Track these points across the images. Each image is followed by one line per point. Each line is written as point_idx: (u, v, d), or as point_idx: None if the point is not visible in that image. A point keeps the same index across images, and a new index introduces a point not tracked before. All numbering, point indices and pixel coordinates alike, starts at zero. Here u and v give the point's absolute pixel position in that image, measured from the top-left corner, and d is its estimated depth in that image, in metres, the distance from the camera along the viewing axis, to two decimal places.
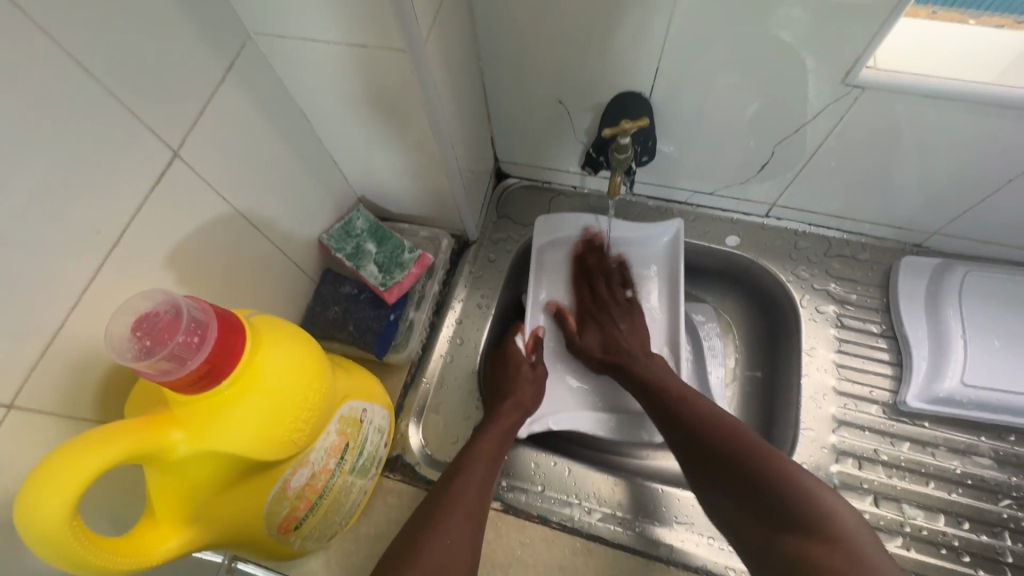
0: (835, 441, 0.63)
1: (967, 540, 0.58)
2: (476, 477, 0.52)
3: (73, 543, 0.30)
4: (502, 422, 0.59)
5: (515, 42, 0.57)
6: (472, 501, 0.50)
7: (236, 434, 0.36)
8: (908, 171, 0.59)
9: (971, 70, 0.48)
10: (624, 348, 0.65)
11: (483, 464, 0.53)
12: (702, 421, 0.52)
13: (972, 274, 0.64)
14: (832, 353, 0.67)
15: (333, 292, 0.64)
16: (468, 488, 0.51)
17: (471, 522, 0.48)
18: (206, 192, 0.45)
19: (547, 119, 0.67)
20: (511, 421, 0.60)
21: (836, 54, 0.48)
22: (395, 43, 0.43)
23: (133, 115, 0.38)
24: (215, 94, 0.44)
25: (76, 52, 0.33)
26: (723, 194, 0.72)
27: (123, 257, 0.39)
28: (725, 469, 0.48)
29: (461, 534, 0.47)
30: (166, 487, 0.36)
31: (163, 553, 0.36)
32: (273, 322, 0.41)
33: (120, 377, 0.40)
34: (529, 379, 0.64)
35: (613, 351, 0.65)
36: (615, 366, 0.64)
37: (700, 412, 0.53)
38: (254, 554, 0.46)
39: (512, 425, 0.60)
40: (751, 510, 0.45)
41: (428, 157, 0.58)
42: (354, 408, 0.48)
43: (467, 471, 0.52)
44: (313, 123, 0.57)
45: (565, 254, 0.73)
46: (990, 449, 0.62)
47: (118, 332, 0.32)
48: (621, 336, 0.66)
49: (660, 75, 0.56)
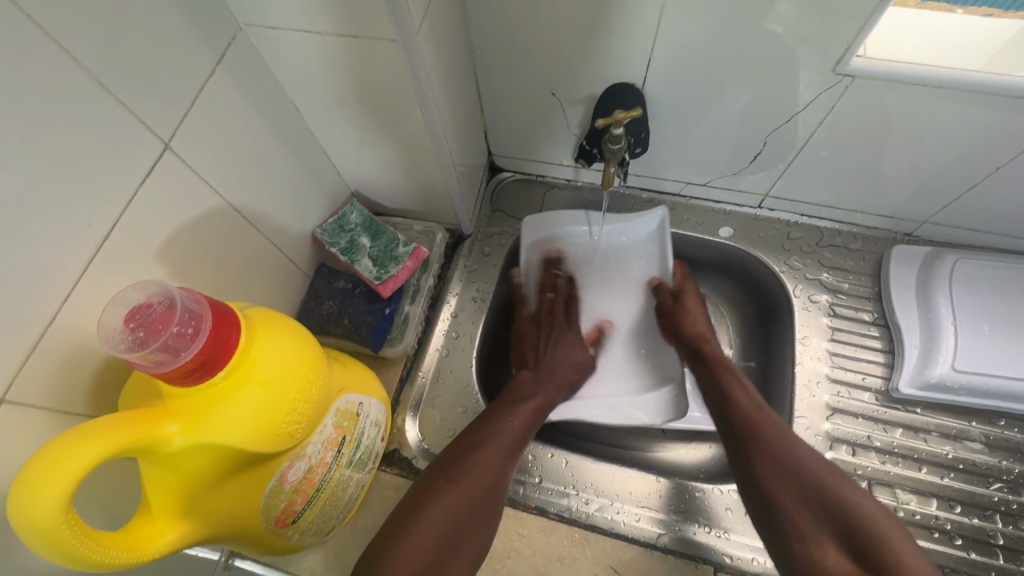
0: (829, 428, 0.64)
1: (959, 524, 0.59)
2: (500, 450, 0.51)
3: (67, 536, 0.30)
4: (558, 380, 0.63)
5: (508, 33, 0.57)
6: (492, 474, 0.49)
7: (232, 426, 0.36)
8: (899, 160, 0.60)
9: (959, 58, 0.48)
10: (693, 334, 0.65)
11: (507, 439, 0.52)
12: (756, 419, 0.52)
13: (963, 261, 0.65)
14: (825, 341, 0.68)
15: (328, 287, 0.64)
16: (494, 461, 0.50)
17: (492, 497, 0.48)
18: (198, 186, 0.45)
19: (540, 112, 0.67)
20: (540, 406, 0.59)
21: (827, 44, 0.49)
22: (387, 34, 0.43)
23: (122, 107, 0.37)
24: (205, 87, 0.44)
25: (64, 42, 0.33)
26: (717, 185, 0.72)
27: (115, 250, 0.39)
28: (776, 468, 0.48)
29: (480, 505, 0.46)
30: (162, 480, 0.36)
31: (159, 547, 0.36)
32: (268, 315, 0.40)
33: (113, 371, 0.40)
34: (569, 339, 0.67)
35: (685, 335, 0.65)
36: (690, 347, 0.64)
37: (756, 411, 0.53)
38: (252, 549, 0.46)
39: (540, 407, 0.59)
40: (804, 514, 0.45)
41: (422, 150, 0.58)
42: (350, 401, 0.48)
43: (491, 442, 0.51)
44: (306, 116, 0.56)
45: (583, 250, 0.72)
46: (981, 433, 0.63)
47: (111, 324, 0.32)
48: (692, 323, 0.66)
49: (653, 66, 0.56)
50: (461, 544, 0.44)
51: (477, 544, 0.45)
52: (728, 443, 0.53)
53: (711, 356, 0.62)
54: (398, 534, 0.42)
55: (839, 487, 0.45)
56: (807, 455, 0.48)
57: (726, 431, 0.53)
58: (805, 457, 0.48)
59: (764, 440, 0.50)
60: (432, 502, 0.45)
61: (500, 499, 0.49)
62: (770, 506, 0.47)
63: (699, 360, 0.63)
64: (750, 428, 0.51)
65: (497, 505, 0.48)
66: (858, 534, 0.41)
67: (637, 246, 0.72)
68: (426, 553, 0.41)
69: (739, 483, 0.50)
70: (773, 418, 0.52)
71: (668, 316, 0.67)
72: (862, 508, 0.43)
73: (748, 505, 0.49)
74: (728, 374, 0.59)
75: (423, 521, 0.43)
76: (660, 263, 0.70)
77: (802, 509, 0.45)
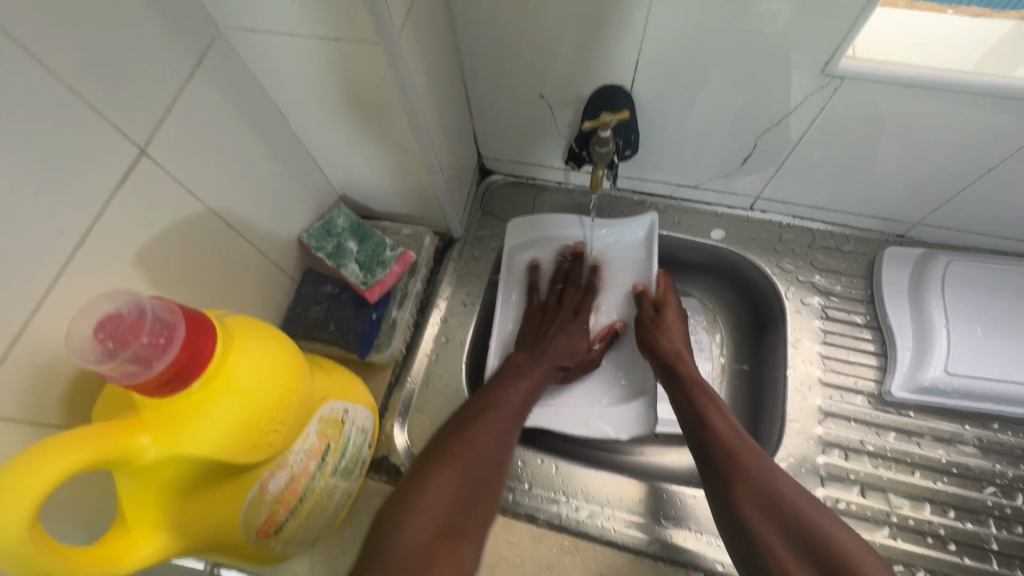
0: (821, 432, 0.63)
1: (952, 529, 0.59)
2: (496, 428, 0.54)
3: (33, 552, 0.29)
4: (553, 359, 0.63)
5: (494, 35, 0.56)
6: (492, 448, 0.52)
7: (207, 437, 0.35)
8: (891, 162, 0.59)
9: (949, 59, 0.48)
10: (669, 352, 0.62)
11: (503, 418, 0.55)
12: (734, 445, 0.51)
13: (955, 263, 0.64)
14: (817, 344, 0.67)
15: (314, 292, 0.63)
16: (491, 437, 0.53)
17: (494, 470, 0.51)
18: (177, 191, 0.44)
19: (529, 114, 0.66)
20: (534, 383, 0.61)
21: (816, 45, 0.48)
22: (368, 36, 0.42)
23: (96, 112, 0.37)
24: (184, 91, 0.43)
25: (33, 47, 0.32)
26: (708, 187, 0.71)
27: (90, 258, 0.38)
28: (753, 499, 0.48)
29: (484, 475, 0.50)
30: (136, 493, 0.35)
31: (134, 562, 0.35)
32: (247, 323, 0.40)
33: (87, 380, 0.39)
34: (574, 329, 0.66)
35: (659, 352, 0.63)
36: (663, 367, 0.62)
37: (734, 436, 0.52)
38: (234, 559, 0.45)
39: (530, 394, 0.60)
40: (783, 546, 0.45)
41: (408, 153, 0.57)
42: (334, 409, 0.47)
43: (488, 420, 0.54)
44: (290, 120, 0.55)
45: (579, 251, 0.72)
46: (974, 437, 0.62)
47: (80, 335, 0.32)
48: (666, 343, 0.63)
49: (641, 68, 0.56)
50: (471, 510, 0.47)
51: (485, 512, 0.48)
52: (705, 470, 0.52)
53: (685, 376, 0.60)
54: (413, 499, 0.46)
55: (816, 519, 0.45)
56: (785, 484, 0.48)
57: (703, 457, 0.53)
58: (782, 487, 0.48)
59: (743, 468, 0.49)
60: (439, 473, 0.48)
61: (501, 474, 0.51)
62: (749, 536, 0.47)
63: (672, 380, 0.61)
64: (728, 455, 0.51)
65: (501, 474, 0.51)
66: (837, 568, 0.42)
67: (624, 253, 0.71)
68: (440, 517, 0.45)
69: (717, 511, 0.50)
70: (750, 444, 0.52)
71: (644, 331, 0.65)
72: (839, 539, 0.44)
73: (726, 534, 0.49)
74: (699, 395, 0.58)
75: (432, 488, 0.47)
76: (644, 271, 0.70)
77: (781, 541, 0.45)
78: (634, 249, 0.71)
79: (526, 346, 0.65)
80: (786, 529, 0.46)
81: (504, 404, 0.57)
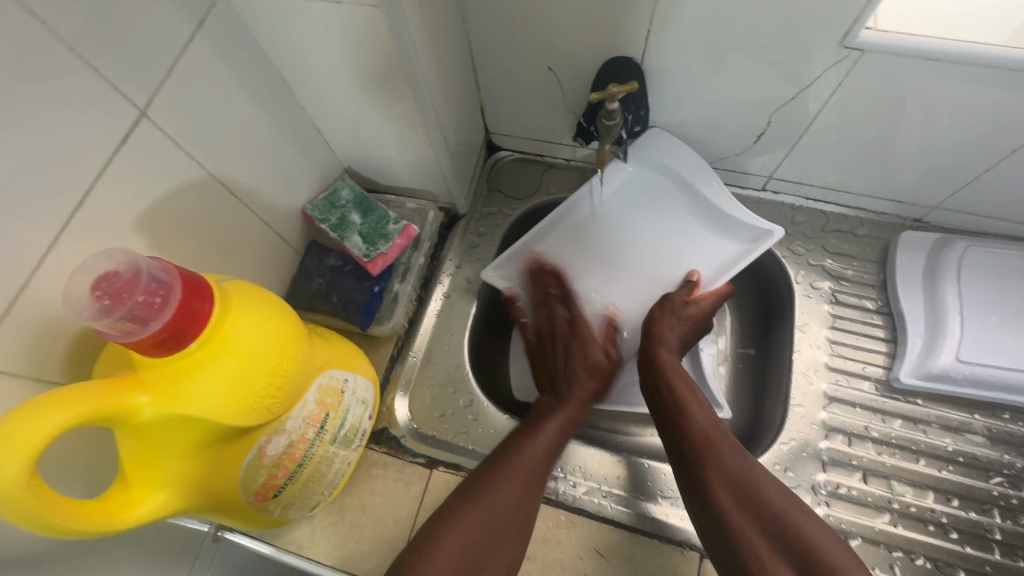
0: (824, 417, 0.63)
1: (955, 517, 0.58)
2: (524, 480, 0.51)
3: (33, 502, 0.30)
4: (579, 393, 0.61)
5: (503, 3, 0.54)
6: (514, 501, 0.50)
7: (204, 398, 0.35)
8: (911, 142, 0.57)
9: (978, 32, 0.45)
10: (651, 333, 0.63)
11: (534, 462, 0.53)
12: (714, 438, 0.51)
13: (972, 249, 0.62)
14: (825, 329, 0.66)
15: (318, 264, 0.63)
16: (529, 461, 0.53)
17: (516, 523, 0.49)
18: (178, 157, 0.44)
19: (537, 88, 0.65)
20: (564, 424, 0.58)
21: (837, 15, 0.46)
22: (369, 0, 0.41)
23: (96, 73, 0.36)
24: (185, 55, 0.42)
25: (30, 3, 0.32)
26: (719, 166, 0.70)
27: (88, 220, 0.38)
28: (731, 490, 0.48)
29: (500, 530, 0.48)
30: (137, 451, 0.36)
31: (135, 518, 0.36)
32: (246, 288, 0.40)
33: (88, 340, 0.39)
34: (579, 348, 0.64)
35: (650, 331, 0.63)
36: (644, 351, 0.62)
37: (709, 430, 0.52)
38: (233, 521, 0.46)
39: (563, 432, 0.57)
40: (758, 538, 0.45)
41: (413, 125, 0.56)
42: (333, 378, 0.48)
43: (516, 467, 0.52)
44: (294, 89, 0.55)
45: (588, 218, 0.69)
46: (983, 426, 0.61)
47: (76, 292, 0.32)
48: (664, 329, 0.63)
49: (654, 39, 0.54)
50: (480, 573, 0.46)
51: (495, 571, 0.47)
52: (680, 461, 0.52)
53: (663, 363, 0.60)
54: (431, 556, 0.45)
55: (789, 513, 0.46)
56: (766, 481, 0.48)
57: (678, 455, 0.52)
58: (759, 479, 0.48)
59: (719, 464, 0.49)
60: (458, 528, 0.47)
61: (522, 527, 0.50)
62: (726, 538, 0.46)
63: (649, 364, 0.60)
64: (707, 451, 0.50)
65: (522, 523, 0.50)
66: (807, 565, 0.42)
67: (700, 246, 0.68)
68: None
69: (690, 502, 0.50)
70: (733, 441, 0.51)
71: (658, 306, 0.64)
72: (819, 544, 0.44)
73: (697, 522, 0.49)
74: (681, 383, 0.57)
75: (449, 547, 0.46)
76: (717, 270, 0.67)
77: (759, 540, 0.45)
78: (713, 246, 0.68)
79: (547, 390, 0.63)
80: (766, 530, 0.45)
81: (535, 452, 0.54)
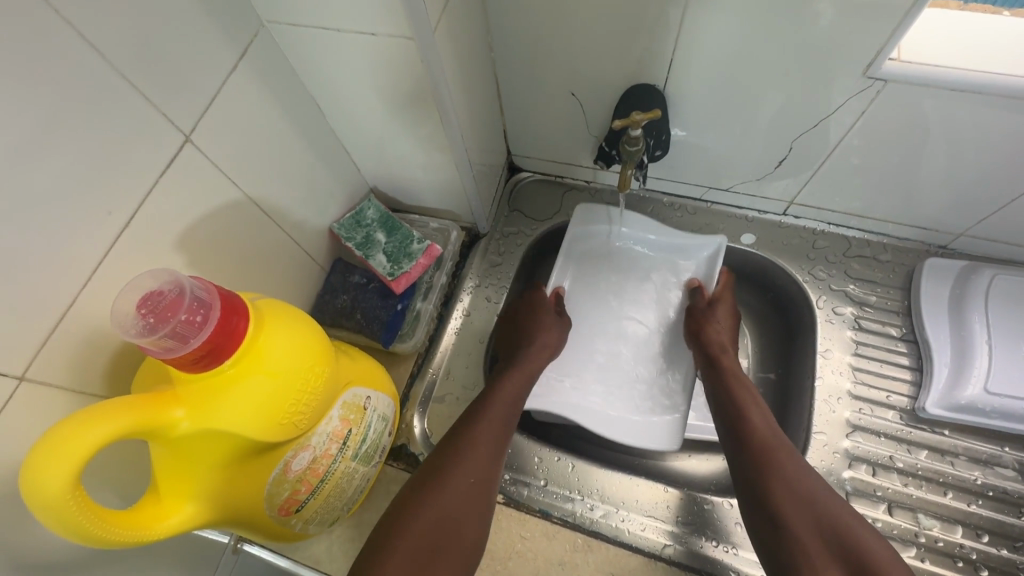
0: (848, 446, 0.62)
1: (985, 554, 0.56)
2: (487, 447, 0.51)
3: (73, 511, 0.31)
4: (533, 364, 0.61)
5: (529, 30, 0.56)
6: (484, 456, 0.50)
7: (237, 413, 0.36)
8: (937, 169, 0.57)
9: (1001, 63, 0.46)
10: (712, 343, 0.62)
11: (491, 430, 0.53)
12: (772, 443, 0.51)
13: (1000, 277, 0.62)
14: (847, 355, 0.65)
15: (343, 281, 0.65)
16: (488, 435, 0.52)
17: (484, 479, 0.49)
18: (217, 178, 0.46)
19: (559, 112, 0.66)
20: (516, 389, 0.58)
21: (858, 45, 0.47)
22: (403, 31, 0.43)
23: (146, 101, 0.38)
24: (226, 82, 0.44)
25: (90, 37, 0.34)
26: (740, 190, 0.70)
27: (132, 239, 0.40)
28: (785, 489, 0.48)
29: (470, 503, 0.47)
30: (171, 463, 0.37)
31: (165, 529, 0.37)
32: (278, 306, 0.41)
33: (128, 356, 0.41)
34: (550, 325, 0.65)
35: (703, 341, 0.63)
36: (706, 359, 0.62)
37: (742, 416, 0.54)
38: (257, 535, 0.47)
39: (515, 401, 0.57)
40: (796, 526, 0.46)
41: (439, 148, 0.58)
42: (357, 395, 0.49)
43: (479, 436, 0.52)
44: (326, 113, 0.57)
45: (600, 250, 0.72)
46: (1014, 460, 0.60)
47: (124, 310, 0.34)
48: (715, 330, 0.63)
49: (675, 67, 0.55)
50: (444, 548, 0.44)
51: (473, 526, 0.47)
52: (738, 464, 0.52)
53: (726, 369, 0.60)
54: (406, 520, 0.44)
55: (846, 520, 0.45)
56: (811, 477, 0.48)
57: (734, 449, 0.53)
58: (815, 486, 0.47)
59: (779, 472, 0.48)
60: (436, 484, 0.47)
61: (491, 479, 0.50)
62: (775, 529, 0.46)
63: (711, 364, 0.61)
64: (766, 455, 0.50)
65: (493, 475, 0.50)
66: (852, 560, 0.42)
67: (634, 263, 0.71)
68: (428, 532, 0.44)
69: (745, 501, 0.50)
70: (786, 443, 0.51)
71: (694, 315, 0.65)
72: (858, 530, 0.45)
73: (751, 516, 0.49)
74: (740, 384, 0.58)
75: (420, 517, 0.45)
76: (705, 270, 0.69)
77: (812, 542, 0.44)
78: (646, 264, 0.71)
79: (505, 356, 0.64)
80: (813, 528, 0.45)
81: (489, 419, 0.53)
